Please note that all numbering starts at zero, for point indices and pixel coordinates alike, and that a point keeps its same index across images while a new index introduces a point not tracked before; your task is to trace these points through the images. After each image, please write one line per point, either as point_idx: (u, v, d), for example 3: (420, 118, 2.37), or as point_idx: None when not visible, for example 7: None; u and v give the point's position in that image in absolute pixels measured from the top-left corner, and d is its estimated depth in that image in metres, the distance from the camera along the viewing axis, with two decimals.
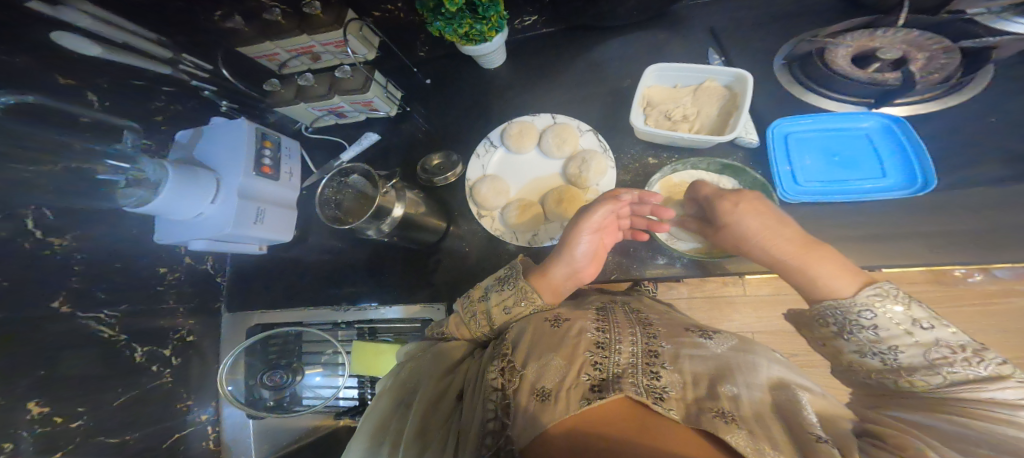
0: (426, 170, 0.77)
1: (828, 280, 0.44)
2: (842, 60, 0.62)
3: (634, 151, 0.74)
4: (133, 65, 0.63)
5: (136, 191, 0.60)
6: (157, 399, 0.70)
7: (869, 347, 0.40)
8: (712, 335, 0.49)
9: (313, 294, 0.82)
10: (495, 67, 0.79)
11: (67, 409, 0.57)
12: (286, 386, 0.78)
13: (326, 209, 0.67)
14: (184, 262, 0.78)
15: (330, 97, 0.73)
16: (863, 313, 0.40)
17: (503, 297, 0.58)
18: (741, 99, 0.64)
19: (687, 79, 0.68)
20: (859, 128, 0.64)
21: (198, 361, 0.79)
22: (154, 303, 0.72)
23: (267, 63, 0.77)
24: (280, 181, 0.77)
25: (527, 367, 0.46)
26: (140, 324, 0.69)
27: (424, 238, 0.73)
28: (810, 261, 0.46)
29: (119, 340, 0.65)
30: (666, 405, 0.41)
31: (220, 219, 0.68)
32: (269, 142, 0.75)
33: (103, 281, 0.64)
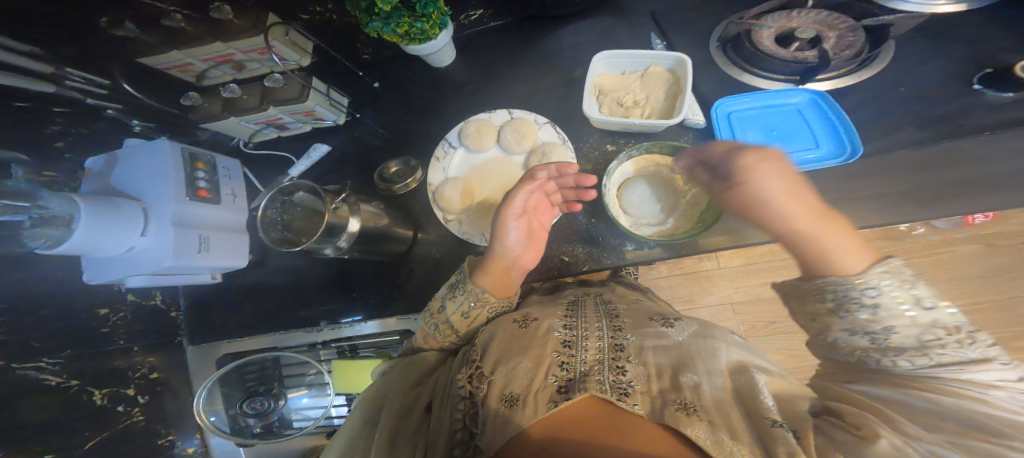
0: (384, 178, 0.74)
1: (838, 256, 0.41)
2: (768, 40, 0.64)
3: (593, 140, 0.73)
4: (10, 87, 0.51)
5: (43, 231, 0.54)
6: (121, 445, 0.65)
7: (861, 326, 0.38)
8: (674, 323, 0.49)
9: (280, 316, 0.78)
10: (445, 65, 0.77)
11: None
12: (269, 412, 0.75)
13: (270, 233, 0.62)
14: (127, 300, 0.72)
15: (265, 108, 0.68)
16: (868, 290, 0.38)
17: (461, 302, 0.57)
18: (684, 82, 0.63)
19: (635, 65, 0.67)
20: (790, 104, 0.64)
21: (171, 396, 0.75)
22: (101, 347, 0.67)
23: (181, 74, 0.70)
24: (222, 203, 0.72)
25: (495, 373, 0.46)
26: (93, 368, 0.64)
27: (392, 249, 0.71)
28: (822, 233, 0.43)
29: (71, 386, 0.61)
30: (631, 400, 0.41)
31: (157, 253, 0.62)
32: (201, 163, 0.70)
33: (36, 330, 0.58)
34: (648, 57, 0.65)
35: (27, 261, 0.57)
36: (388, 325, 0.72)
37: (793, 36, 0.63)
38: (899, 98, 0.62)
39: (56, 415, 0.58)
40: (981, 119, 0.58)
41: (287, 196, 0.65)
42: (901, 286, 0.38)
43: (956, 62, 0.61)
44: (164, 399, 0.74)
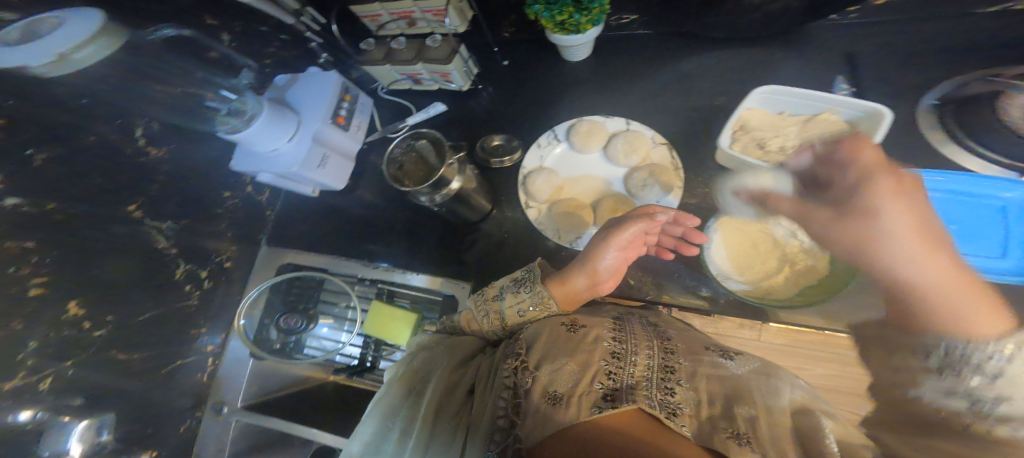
0: (483, 149, 0.75)
1: (965, 317, 0.31)
2: (1020, 110, 0.49)
3: (711, 174, 0.65)
4: (265, 11, 0.73)
5: (232, 120, 0.65)
6: (178, 319, 0.69)
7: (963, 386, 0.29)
8: (734, 356, 0.43)
9: (344, 245, 0.81)
10: (578, 60, 0.76)
11: (96, 313, 0.57)
12: (295, 331, 0.78)
13: (390, 169, 0.65)
14: (246, 190, 0.82)
15: (414, 62, 0.75)
16: (991, 349, 0.29)
17: (519, 301, 0.51)
18: (864, 139, 0.54)
19: (798, 108, 0.59)
20: (998, 197, 0.51)
21: (225, 288, 0.78)
22: (207, 222, 0.74)
23: (369, 22, 0.80)
24: (349, 132, 0.80)
25: (540, 367, 0.40)
26: (192, 239, 0.71)
27: (466, 215, 0.69)
28: (950, 285, 0.33)
29: (168, 254, 0.67)
30: (680, 421, 0.36)
31: (291, 158, 0.70)
32: (348, 96, 0.79)
33: (178, 192, 0.68)
34: (826, 101, 0.56)
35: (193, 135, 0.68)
36: (437, 284, 0.69)
37: None
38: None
39: (154, 270, 0.65)
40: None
41: (413, 141, 0.69)
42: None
43: None
44: (232, 286, 0.80)
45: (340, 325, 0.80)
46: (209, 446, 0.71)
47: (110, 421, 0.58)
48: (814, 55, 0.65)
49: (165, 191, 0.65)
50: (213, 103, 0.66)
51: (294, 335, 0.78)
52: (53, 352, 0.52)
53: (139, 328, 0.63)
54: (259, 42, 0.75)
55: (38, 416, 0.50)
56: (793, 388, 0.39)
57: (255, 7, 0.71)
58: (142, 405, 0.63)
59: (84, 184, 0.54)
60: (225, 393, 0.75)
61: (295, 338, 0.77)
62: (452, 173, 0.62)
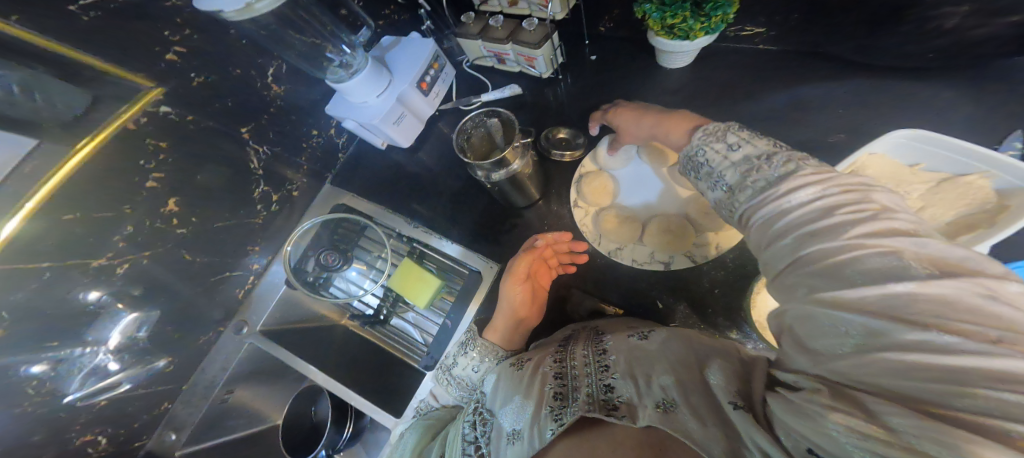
0: (548, 139, 0.72)
1: (676, 133, 0.50)
2: None
3: None
4: None
5: (339, 71, 0.70)
6: (244, 234, 0.75)
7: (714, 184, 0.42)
8: (647, 334, 0.44)
9: (394, 200, 0.83)
10: (674, 67, 0.71)
11: (185, 214, 0.64)
12: (330, 269, 0.79)
13: (459, 141, 0.66)
14: (329, 131, 0.88)
15: (505, 42, 0.75)
16: (698, 152, 0.44)
17: (467, 361, 0.53)
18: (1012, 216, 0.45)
19: (938, 163, 0.50)
20: None
21: (286, 214, 0.84)
22: (290, 152, 0.80)
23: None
24: (428, 99, 0.83)
25: (498, 412, 0.42)
26: (273, 166, 0.78)
27: (514, 199, 0.67)
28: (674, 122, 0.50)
29: (254, 173, 0.74)
30: (620, 413, 0.34)
31: (377, 112, 0.74)
32: (437, 64, 0.82)
33: (273, 120, 0.74)
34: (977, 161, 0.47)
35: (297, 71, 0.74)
36: (468, 257, 0.68)
37: None
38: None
39: (238, 185, 0.71)
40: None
41: (486, 117, 0.68)
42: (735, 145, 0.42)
43: None
44: (292, 214, 0.85)
45: (368, 273, 0.83)
46: (214, 364, 0.75)
47: (152, 319, 0.62)
48: (966, 109, 0.54)
49: (268, 117, 0.73)
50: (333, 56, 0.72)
51: (327, 272, 0.80)
52: (141, 237, 0.59)
53: (214, 233, 0.69)
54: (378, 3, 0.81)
55: (104, 299, 0.57)
56: (693, 346, 0.39)
57: None
58: (189, 305, 0.69)
59: (207, 96, 0.62)
60: (255, 312, 0.79)
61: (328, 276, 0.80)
62: (516, 156, 0.60)
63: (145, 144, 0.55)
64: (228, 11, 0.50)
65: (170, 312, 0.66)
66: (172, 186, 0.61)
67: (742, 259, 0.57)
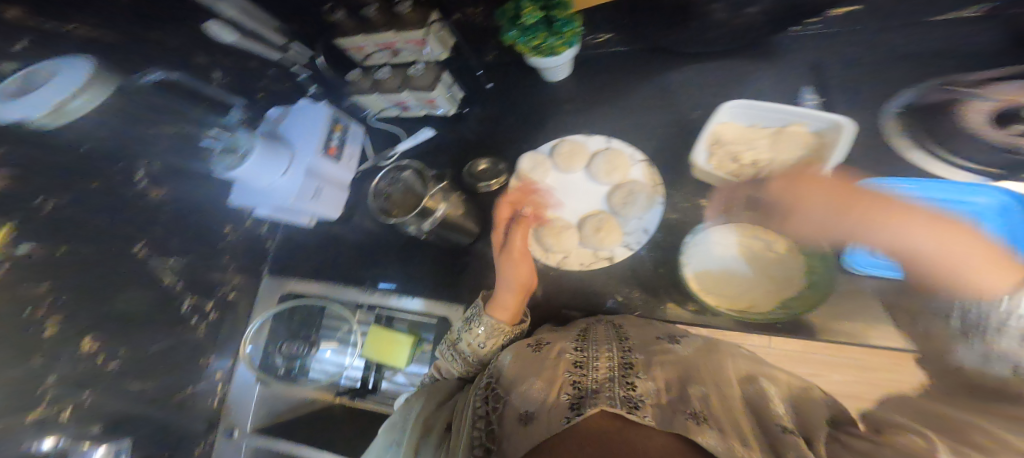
0: (471, 175, 0.77)
1: (975, 270, 0.36)
2: (979, 116, 0.51)
3: (690, 189, 0.65)
4: (249, 49, 0.74)
5: (230, 159, 0.67)
6: (190, 349, 0.72)
7: (996, 353, 0.33)
8: (680, 340, 0.49)
9: (342, 272, 0.83)
10: (558, 82, 0.78)
11: (113, 347, 0.60)
12: (298, 356, 0.82)
13: (378, 202, 0.67)
14: (246, 224, 0.84)
15: (400, 91, 0.79)
16: (1011, 303, 0.34)
17: (476, 336, 0.56)
18: (831, 150, 0.55)
19: (768, 120, 0.60)
20: (971, 204, 0.48)
21: (232, 317, 0.81)
22: (211, 258, 0.76)
23: (353, 54, 0.83)
24: (341, 163, 0.83)
25: (509, 393, 0.44)
26: (196, 274, 0.73)
27: (457, 239, 0.71)
28: (950, 246, 0.38)
29: (177, 288, 0.69)
30: (642, 413, 0.37)
31: (285, 191, 0.73)
32: (339, 126, 0.83)
33: (178, 231, 0.69)
34: (796, 114, 0.57)
35: (193, 176, 0.70)
36: (432, 306, 0.72)
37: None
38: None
39: (162, 305, 0.67)
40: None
41: (399, 172, 0.69)
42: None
43: None
44: (238, 315, 0.83)
45: (342, 349, 0.81)
46: None
47: (126, 445, 0.59)
48: (795, 64, 0.64)
49: (168, 230, 0.67)
50: (209, 140, 0.69)
51: (297, 360, 0.82)
52: (73, 385, 0.54)
53: (151, 358, 0.65)
54: (250, 78, 0.77)
55: (61, 444, 0.53)
56: (736, 360, 0.45)
57: (236, 45, 0.71)
58: (162, 431, 0.66)
59: (105, 227, 0.58)
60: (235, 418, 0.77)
61: (298, 363, 0.82)
62: (437, 201, 0.63)
63: (24, 293, 0.49)
64: (36, 117, 0.47)
65: (142, 439, 0.62)
66: (82, 326, 0.55)
67: (672, 236, 0.63)
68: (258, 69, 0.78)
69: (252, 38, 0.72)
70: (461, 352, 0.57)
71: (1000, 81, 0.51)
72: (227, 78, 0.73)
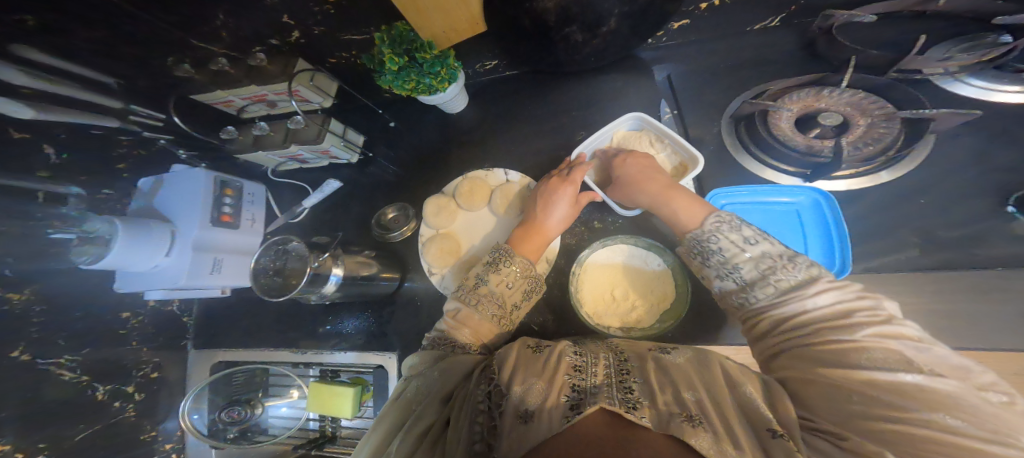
0: (380, 225, 0.78)
1: (683, 212, 0.55)
2: (786, 123, 0.59)
3: (581, 212, 0.71)
4: (75, 121, 0.61)
5: (89, 251, 0.63)
6: (124, 430, 0.73)
7: (722, 270, 0.49)
8: (671, 350, 0.48)
9: (275, 336, 0.83)
10: (459, 110, 0.82)
11: (27, 445, 0.60)
12: (247, 420, 0.80)
13: (262, 281, 0.61)
14: (148, 305, 0.79)
15: (287, 146, 0.75)
16: (711, 237, 0.50)
17: (507, 273, 0.58)
18: (654, 131, 0.68)
19: (600, 143, 0.71)
20: (790, 203, 0.60)
21: (166, 393, 0.81)
22: (117, 345, 0.73)
23: (225, 109, 0.78)
24: (241, 228, 0.79)
25: (511, 389, 0.44)
26: (103, 362, 0.71)
27: (378, 291, 0.72)
28: (672, 195, 0.57)
29: (81, 381, 0.67)
30: (640, 413, 0.39)
31: (176, 271, 0.70)
32: (230, 190, 0.78)
33: (65, 327, 0.66)
34: (609, 129, 0.70)
35: (68, 270, 0.65)
36: (366, 357, 0.75)
37: (816, 121, 0.57)
38: (916, 208, 0.57)
39: (71, 401, 0.66)
40: (1003, 250, 0.52)
41: (286, 244, 0.63)
42: (731, 231, 0.49)
43: (987, 175, 0.55)
44: (171, 388, 0.82)
45: (299, 401, 0.81)
46: None
47: None
48: (657, 76, 0.74)
49: (46, 330, 0.63)
50: (59, 232, 0.61)
51: (248, 423, 0.80)
52: None
53: (78, 448, 0.66)
54: (102, 148, 0.67)
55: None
56: (724, 366, 0.43)
57: (50, 119, 0.58)
58: None
59: None
60: None
61: (251, 424, 0.80)
62: (333, 262, 0.63)
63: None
64: None
65: None
66: None
67: (571, 257, 0.70)
68: (108, 135, 0.66)
69: (65, 101, 0.58)
70: (467, 331, 0.55)
71: (794, 91, 0.60)
72: (69, 154, 0.63)
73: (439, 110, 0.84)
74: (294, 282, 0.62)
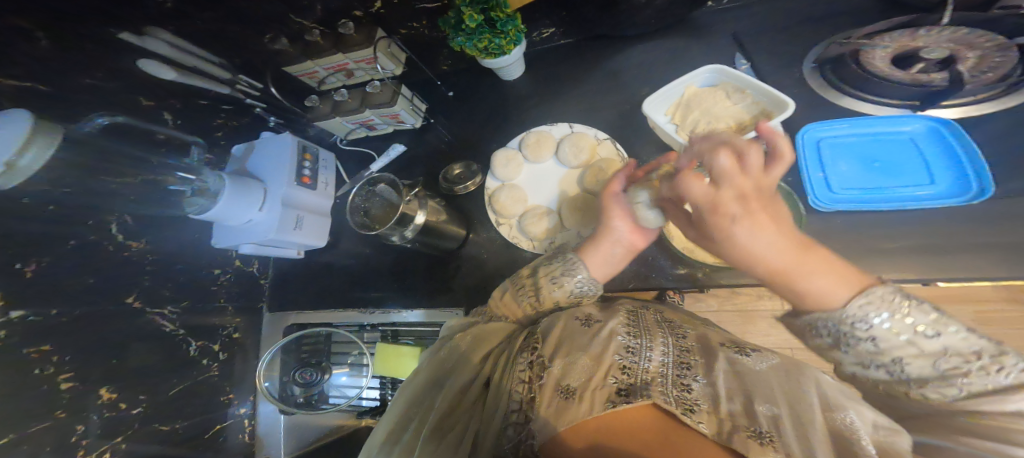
0: (448, 180, 0.82)
1: (824, 279, 0.38)
2: (881, 61, 0.58)
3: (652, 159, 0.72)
4: (196, 86, 0.69)
5: (198, 200, 0.69)
6: (206, 390, 0.77)
7: (869, 361, 0.35)
8: (750, 352, 0.45)
9: (342, 296, 0.86)
10: (514, 78, 0.84)
11: (129, 396, 0.64)
12: (314, 385, 0.81)
13: (355, 219, 0.68)
14: (235, 264, 0.86)
15: (362, 110, 0.80)
16: (858, 323, 0.35)
17: (554, 272, 0.57)
18: (730, 82, 0.66)
19: (671, 97, 0.69)
20: (900, 132, 0.58)
21: (242, 356, 0.85)
22: (206, 302, 0.79)
23: (308, 80, 0.85)
24: (318, 190, 0.84)
25: (554, 364, 0.45)
26: (194, 320, 0.76)
27: (445, 245, 0.75)
28: (803, 271, 0.39)
29: (177, 334, 0.72)
30: (697, 417, 0.39)
31: (266, 227, 0.75)
32: (309, 155, 0.84)
33: (169, 280, 0.72)
34: (683, 82, 0.68)
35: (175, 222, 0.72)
36: (432, 315, 0.76)
37: (917, 57, 0.55)
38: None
39: (168, 354, 0.70)
40: None
41: (372, 187, 0.72)
42: (894, 316, 0.34)
43: None
44: (246, 351, 0.87)
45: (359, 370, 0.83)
46: None
47: None
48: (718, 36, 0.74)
49: (155, 281, 0.70)
50: (176, 186, 0.69)
51: (315, 388, 0.81)
52: (97, 437, 0.59)
53: (171, 402, 0.70)
54: (206, 114, 0.74)
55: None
56: (819, 385, 0.40)
57: (183, 81, 0.66)
58: None
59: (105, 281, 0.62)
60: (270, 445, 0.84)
61: (317, 391, 0.81)
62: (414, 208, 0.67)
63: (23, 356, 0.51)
64: None
65: None
66: (97, 371, 0.60)
67: None
68: (212, 105, 0.74)
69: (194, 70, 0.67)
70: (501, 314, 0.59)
71: (886, 33, 0.57)
72: (182, 120, 0.71)
73: (494, 78, 0.87)
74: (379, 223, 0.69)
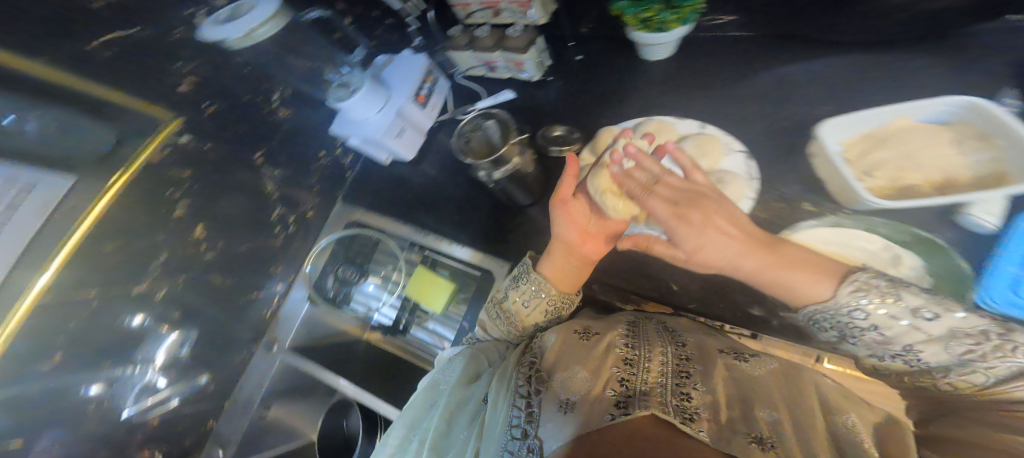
0: (545, 138, 0.79)
1: (795, 278, 0.42)
2: None
3: (786, 191, 0.63)
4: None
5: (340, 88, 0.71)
6: (263, 255, 0.78)
7: (883, 350, 0.38)
8: (749, 360, 0.46)
9: (406, 210, 0.87)
10: (659, 58, 0.78)
11: (215, 237, 0.67)
12: (349, 283, 0.85)
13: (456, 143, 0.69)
14: (337, 150, 0.89)
15: (494, 50, 0.80)
16: (855, 314, 0.38)
17: (522, 294, 0.58)
18: (973, 127, 0.49)
19: (871, 123, 0.54)
20: None
21: (302, 236, 0.86)
22: (300, 175, 0.82)
23: (459, 10, 0.85)
24: (425, 110, 0.86)
25: (552, 377, 0.44)
26: (287, 189, 0.80)
27: (513, 196, 0.73)
28: (772, 272, 0.44)
29: (271, 196, 0.77)
30: (697, 425, 0.35)
31: (377, 130, 0.76)
32: (431, 77, 0.86)
33: (285, 145, 0.76)
34: (899, 109, 0.52)
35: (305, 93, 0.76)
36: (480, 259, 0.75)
37: None
38: None
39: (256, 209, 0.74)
40: None
41: (483, 120, 0.71)
42: (886, 303, 0.36)
43: None
44: (310, 232, 0.88)
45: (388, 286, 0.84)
46: (253, 378, 0.81)
47: (194, 336, 0.68)
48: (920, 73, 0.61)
49: (280, 145, 0.75)
50: (331, 75, 0.74)
51: (347, 287, 0.85)
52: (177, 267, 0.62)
53: (240, 256, 0.73)
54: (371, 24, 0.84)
55: (147, 323, 0.60)
56: (821, 392, 0.41)
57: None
58: (219, 331, 0.73)
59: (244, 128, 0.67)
60: (281, 329, 0.84)
61: (347, 290, 0.85)
62: (513, 153, 0.66)
63: (169, 176, 0.57)
64: (232, 41, 0.55)
65: (207, 328, 0.70)
66: (201, 213, 0.64)
67: None
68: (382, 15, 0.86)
69: None
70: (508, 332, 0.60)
71: None
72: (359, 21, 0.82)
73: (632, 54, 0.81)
74: (473, 154, 0.70)
